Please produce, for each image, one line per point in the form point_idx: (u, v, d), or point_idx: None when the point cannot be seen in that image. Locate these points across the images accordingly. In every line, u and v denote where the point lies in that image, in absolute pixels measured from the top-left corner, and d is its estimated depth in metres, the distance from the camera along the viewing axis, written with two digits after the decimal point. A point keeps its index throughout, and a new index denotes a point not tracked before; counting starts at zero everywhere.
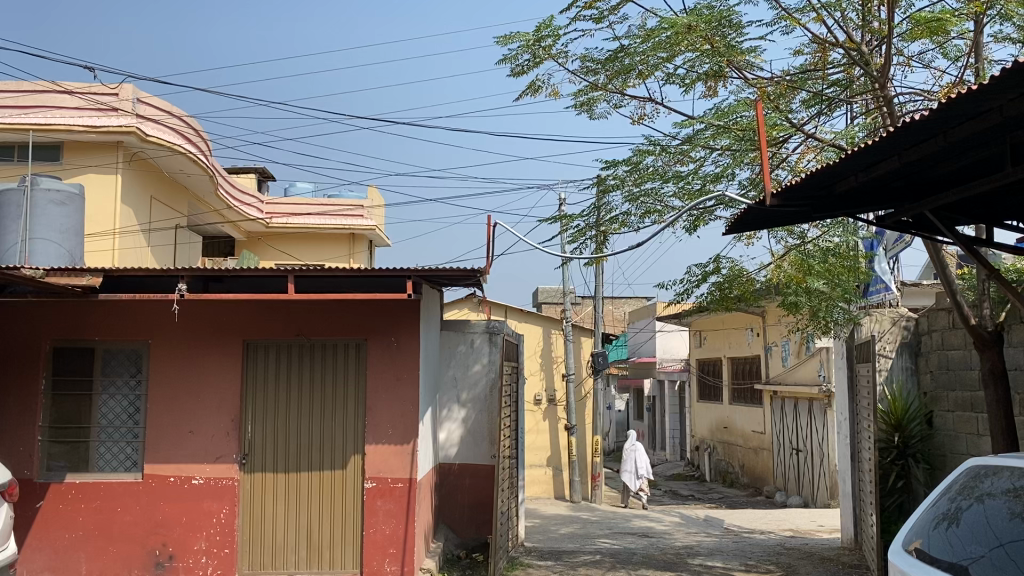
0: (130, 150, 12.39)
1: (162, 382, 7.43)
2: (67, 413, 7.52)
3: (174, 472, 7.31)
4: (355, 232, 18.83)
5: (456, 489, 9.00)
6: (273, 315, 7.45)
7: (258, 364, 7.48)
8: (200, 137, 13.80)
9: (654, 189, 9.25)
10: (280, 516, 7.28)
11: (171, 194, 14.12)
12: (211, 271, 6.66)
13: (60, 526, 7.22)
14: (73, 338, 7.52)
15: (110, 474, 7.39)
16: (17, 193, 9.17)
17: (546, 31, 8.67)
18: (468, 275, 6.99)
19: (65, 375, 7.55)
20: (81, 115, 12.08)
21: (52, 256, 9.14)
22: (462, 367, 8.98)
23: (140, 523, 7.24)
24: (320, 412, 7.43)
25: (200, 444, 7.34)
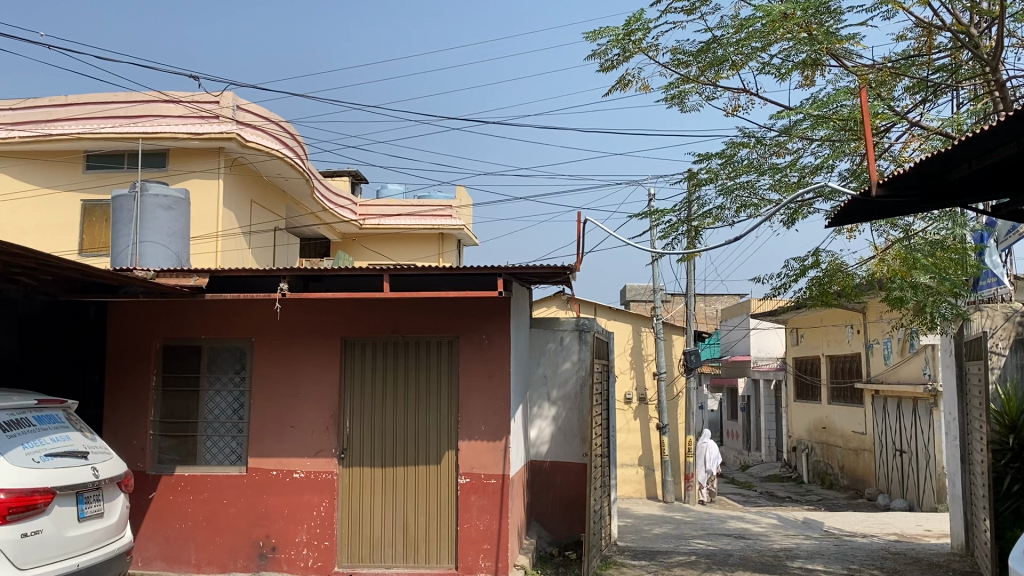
0: (231, 155, 12.86)
1: (264, 378, 7.68)
2: (177, 408, 7.88)
3: (276, 465, 7.53)
4: (444, 232, 19.09)
5: (547, 486, 9.02)
6: (369, 313, 7.63)
7: (355, 362, 7.65)
8: (296, 141, 14.24)
9: (749, 182, 9.03)
10: (377, 510, 7.42)
11: (269, 198, 14.60)
12: (310, 270, 6.83)
13: (171, 517, 7.55)
14: (181, 338, 7.87)
15: (216, 467, 7.68)
16: (129, 199, 9.67)
17: (636, 25, 8.58)
18: (558, 273, 7.01)
19: (174, 372, 7.92)
20: (186, 123, 12.61)
21: (161, 258, 9.56)
22: (552, 365, 8.98)
23: (245, 515, 7.49)
24: (414, 409, 7.54)
25: (300, 438, 7.55)
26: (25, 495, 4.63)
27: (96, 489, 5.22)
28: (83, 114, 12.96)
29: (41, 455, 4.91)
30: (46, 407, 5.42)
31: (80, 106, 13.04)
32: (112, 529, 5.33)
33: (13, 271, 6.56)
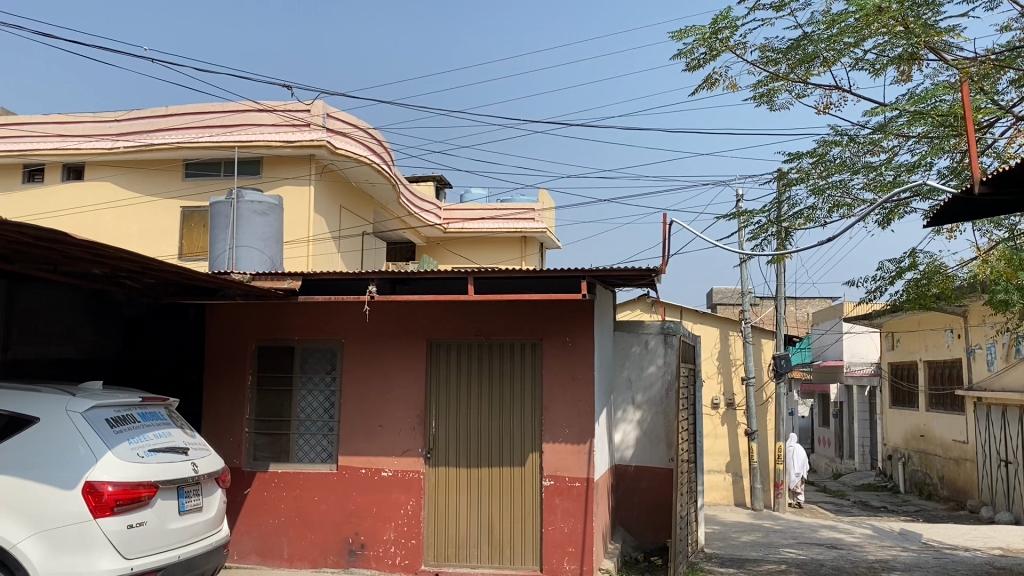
0: (321, 162, 13.22)
1: (353, 378, 7.86)
2: (271, 407, 8.14)
3: (365, 464, 7.69)
4: (527, 235, 19.14)
5: (632, 491, 8.93)
6: (455, 315, 7.72)
7: (441, 363, 7.76)
8: (383, 147, 14.54)
9: (842, 181, 8.78)
10: (463, 511, 7.49)
11: (357, 203, 14.94)
12: (397, 273, 6.96)
13: (265, 512, 7.80)
14: (274, 339, 8.12)
15: (308, 465, 7.89)
16: (226, 205, 10.06)
17: (723, 23, 8.45)
18: (643, 275, 6.93)
19: (268, 372, 8.18)
20: (279, 131, 13.01)
21: (256, 262, 9.90)
22: (637, 368, 8.91)
23: (335, 512, 7.67)
24: (499, 410, 7.60)
25: (388, 437, 7.70)
26: (131, 488, 4.86)
27: (196, 485, 5.44)
28: (183, 124, 13.53)
29: (145, 450, 5.15)
30: (150, 404, 5.68)
31: (179, 117, 13.62)
32: (211, 523, 5.54)
33: (119, 275, 6.90)
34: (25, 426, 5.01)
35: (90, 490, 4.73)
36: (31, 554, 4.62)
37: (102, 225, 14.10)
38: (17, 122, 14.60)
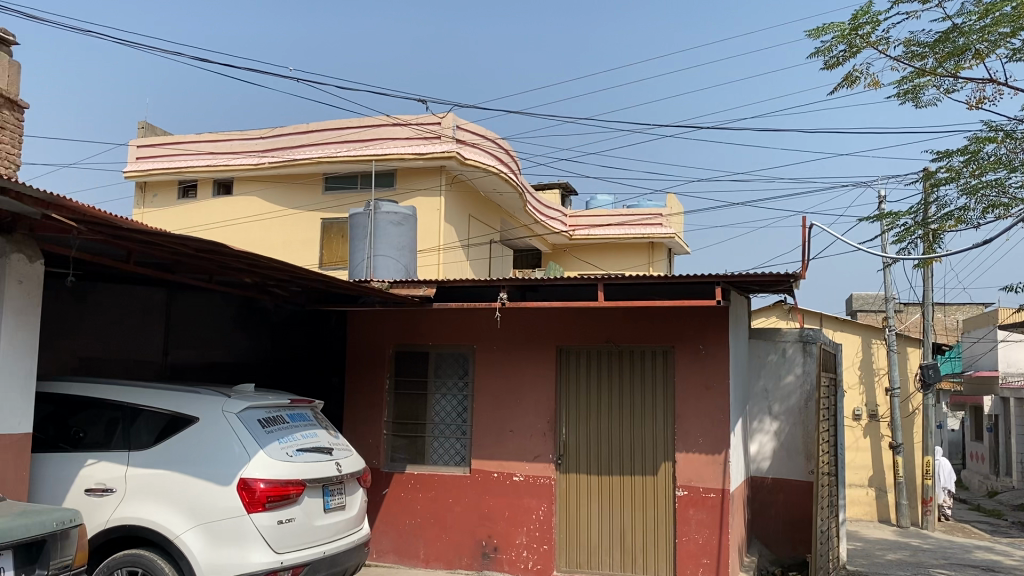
0: (452, 173, 13.54)
1: (486, 383, 8.00)
2: (407, 410, 8.39)
3: (497, 468, 7.81)
4: (655, 241, 18.94)
5: (769, 504, 8.66)
6: (586, 321, 7.74)
7: (572, 369, 7.80)
8: (511, 156, 14.76)
9: (997, 180, 8.24)
10: (595, 518, 7.49)
11: (485, 212, 15.22)
12: (527, 280, 7.04)
13: (403, 513, 8.04)
14: (409, 344, 8.37)
15: (442, 467, 8.09)
16: (364, 216, 10.47)
17: (864, 18, 8.12)
18: (781, 281, 6.72)
19: (404, 375, 8.45)
20: (412, 144, 13.41)
21: (392, 270, 10.22)
22: (774, 377, 8.68)
23: (469, 515, 7.82)
24: (631, 417, 7.55)
25: (519, 442, 7.80)
26: (280, 485, 5.12)
27: (339, 483, 5.68)
28: (323, 140, 14.16)
29: (293, 449, 5.43)
30: (298, 406, 5.98)
31: (319, 133, 14.26)
32: (353, 521, 5.77)
33: (268, 283, 7.28)
34: (186, 425, 5.37)
35: (244, 487, 5.02)
36: (191, 545, 4.94)
37: (249, 236, 14.95)
38: (175, 142, 15.67)
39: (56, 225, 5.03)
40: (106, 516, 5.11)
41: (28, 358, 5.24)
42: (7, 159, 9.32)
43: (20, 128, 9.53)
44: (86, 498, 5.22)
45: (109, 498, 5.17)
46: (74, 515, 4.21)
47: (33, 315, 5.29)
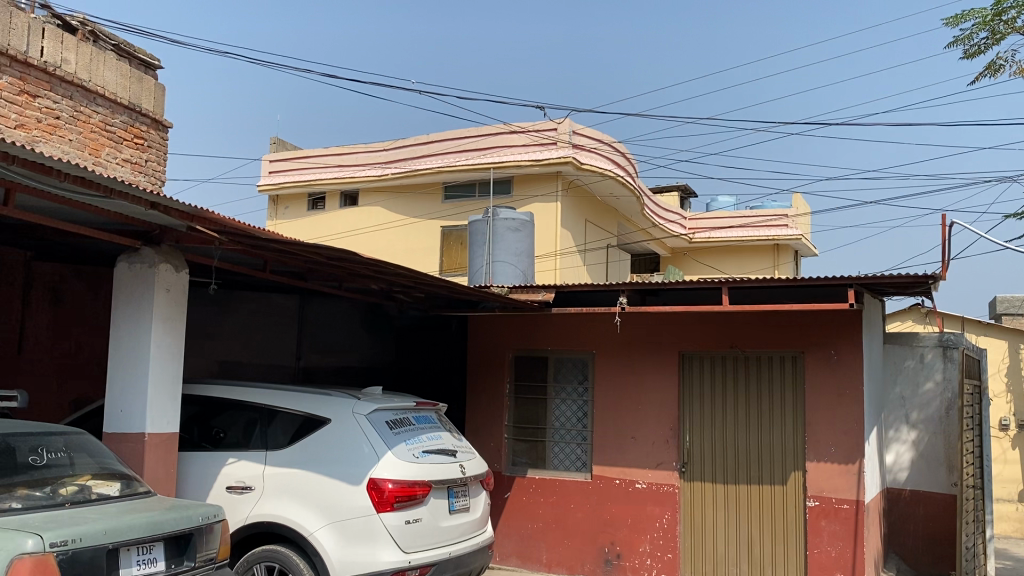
0: (568, 178, 13.56)
1: (607, 388, 7.96)
2: (528, 415, 8.42)
3: (619, 474, 7.75)
4: (780, 242, 18.39)
5: (907, 518, 8.21)
6: (708, 326, 7.58)
7: (695, 374, 7.66)
8: (628, 159, 14.64)
9: None
10: (721, 528, 7.31)
11: (602, 216, 15.17)
12: (647, 284, 6.94)
13: (525, 517, 8.09)
14: (529, 348, 8.41)
15: (563, 472, 8.09)
16: (483, 223, 10.62)
17: (1008, 3, 7.64)
18: (919, 283, 6.37)
19: (524, 380, 8.49)
20: (529, 151, 13.50)
21: (510, 276, 10.33)
22: (911, 384, 8.25)
23: (590, 521, 7.79)
24: (757, 424, 7.34)
25: (641, 449, 7.71)
26: (408, 485, 5.24)
27: (464, 485, 5.76)
28: (443, 149, 14.46)
29: (419, 451, 5.56)
30: (423, 409, 6.11)
31: (439, 143, 14.56)
32: (478, 523, 5.83)
33: (393, 289, 7.49)
34: (318, 426, 5.59)
35: (373, 486, 5.16)
36: (325, 543, 5.12)
37: (374, 245, 15.43)
38: (303, 156, 16.35)
39: (201, 236, 5.34)
40: (246, 513, 5.37)
41: (176, 361, 5.58)
42: (154, 176, 9.98)
43: (166, 146, 10.18)
44: (228, 495, 5.51)
45: (248, 495, 5.43)
46: (217, 511, 4.43)
47: (179, 320, 5.62)
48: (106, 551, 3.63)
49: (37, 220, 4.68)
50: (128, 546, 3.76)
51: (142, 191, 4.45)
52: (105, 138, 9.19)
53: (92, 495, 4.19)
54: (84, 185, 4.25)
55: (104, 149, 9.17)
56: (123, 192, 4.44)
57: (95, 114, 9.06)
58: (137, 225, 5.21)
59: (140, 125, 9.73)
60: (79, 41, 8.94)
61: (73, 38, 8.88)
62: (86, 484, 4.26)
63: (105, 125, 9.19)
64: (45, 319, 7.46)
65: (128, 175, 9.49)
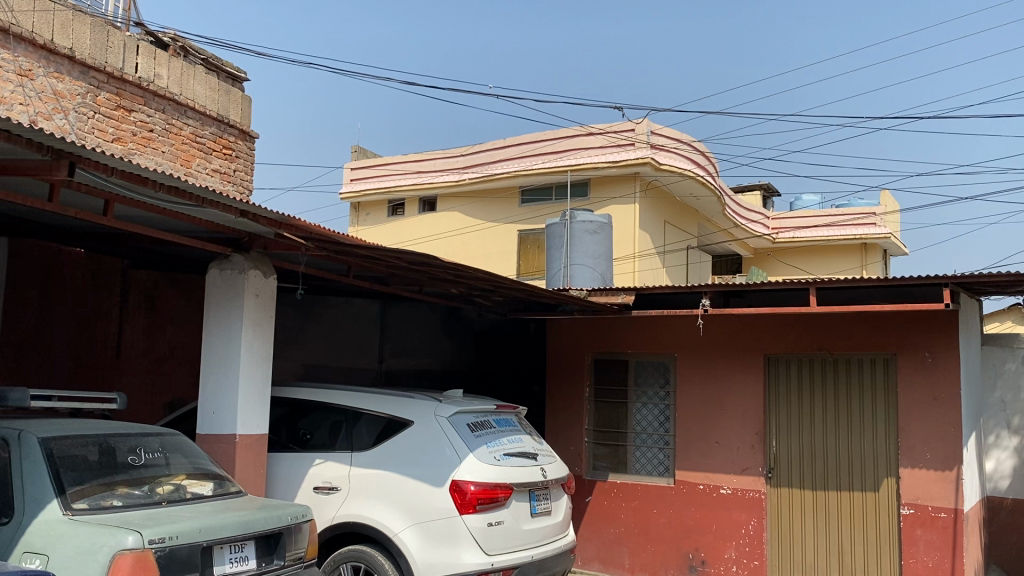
0: (646, 179, 13.44)
1: (690, 392, 7.84)
2: (609, 418, 8.35)
3: (703, 479, 7.62)
4: (868, 241, 17.82)
5: (1009, 528, 7.83)
6: (794, 328, 7.40)
7: (781, 377, 7.47)
8: (708, 159, 14.41)
9: None
10: (810, 535, 7.12)
11: (681, 217, 14.96)
12: (730, 286, 6.81)
13: (607, 522, 8.02)
14: (609, 352, 8.34)
15: (646, 477, 7.99)
16: (561, 226, 10.60)
17: None
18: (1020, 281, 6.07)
19: (604, 384, 8.42)
20: (606, 153, 13.42)
21: (589, 279, 10.28)
22: (1013, 389, 7.88)
23: (673, 526, 7.67)
24: (847, 429, 7.12)
25: (727, 454, 7.56)
26: (490, 488, 5.26)
27: (545, 489, 5.74)
28: (520, 153, 14.51)
29: (501, 454, 5.58)
30: (503, 412, 6.13)
31: (516, 146, 14.60)
32: (559, 527, 5.81)
33: (472, 293, 7.53)
34: (401, 428, 5.66)
35: (455, 488, 5.20)
36: (409, 543, 5.17)
37: (452, 249, 15.57)
38: (383, 163, 16.64)
39: (287, 243, 5.49)
40: (332, 513, 5.48)
41: (265, 365, 5.73)
42: (242, 185, 10.30)
43: (252, 156, 10.50)
44: (315, 495, 5.63)
45: (335, 495, 5.54)
46: (305, 511, 4.53)
47: (268, 325, 5.78)
48: (200, 549, 3.75)
49: (134, 229, 4.88)
50: (221, 544, 3.87)
51: (232, 200, 4.59)
52: (195, 150, 9.52)
53: (187, 494, 4.34)
54: (177, 195, 4.41)
55: (195, 160, 9.51)
56: (214, 201, 4.59)
57: (186, 127, 9.41)
58: (227, 232, 5.39)
59: (228, 136, 10.06)
60: (171, 56, 9.29)
61: (166, 54, 9.24)
62: (181, 483, 4.41)
63: (195, 137, 9.53)
64: (141, 325, 7.76)
65: (217, 185, 9.81)
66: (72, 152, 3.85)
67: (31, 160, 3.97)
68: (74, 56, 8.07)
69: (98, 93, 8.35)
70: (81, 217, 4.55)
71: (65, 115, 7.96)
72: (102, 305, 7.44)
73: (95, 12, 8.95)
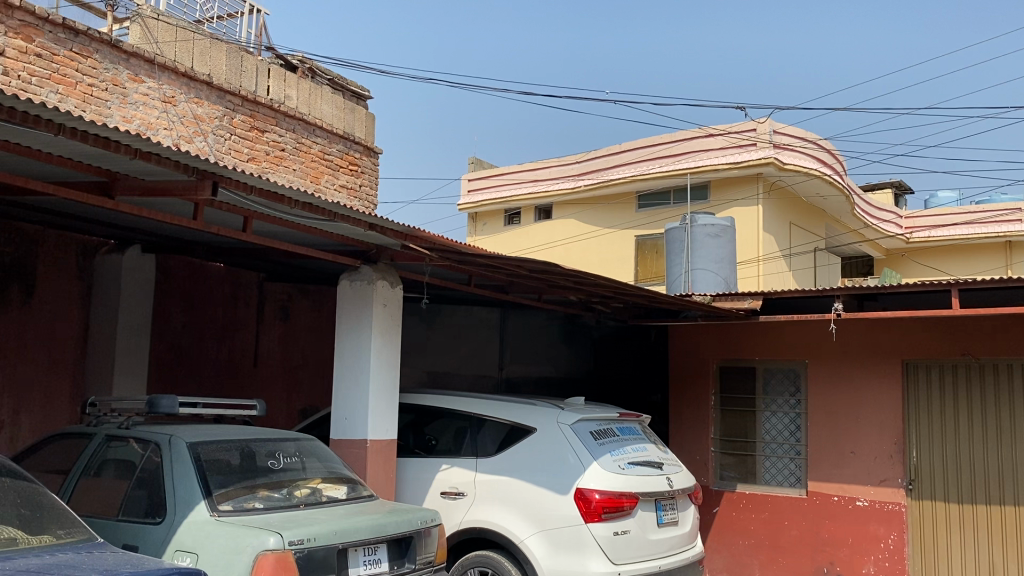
0: (769, 180, 13.07)
1: (822, 399, 7.55)
2: (736, 427, 8.13)
3: (838, 491, 7.32)
4: (1013, 239, 16.70)
5: None
6: (934, 331, 7.00)
7: (921, 384, 7.09)
8: (835, 158, 13.88)
9: None
10: (957, 551, 6.70)
11: (807, 219, 14.46)
12: (863, 289, 6.52)
13: (736, 533, 7.82)
14: (735, 359, 8.13)
15: (776, 488, 7.75)
16: (681, 230, 10.42)
17: None
18: None
19: (730, 392, 8.20)
20: (726, 154, 13.14)
21: (711, 284, 10.07)
22: None
23: (806, 539, 7.39)
24: (996, 439, 6.68)
25: (863, 465, 7.24)
26: (615, 497, 5.21)
27: (672, 499, 5.64)
28: (637, 158, 14.38)
29: (625, 462, 5.52)
30: (627, 420, 6.08)
31: (633, 151, 14.49)
32: (687, 537, 5.69)
33: (592, 300, 7.51)
34: (525, 435, 5.70)
35: (581, 496, 5.18)
36: (535, 550, 5.19)
37: (570, 257, 15.58)
38: (500, 173, 16.84)
39: (412, 253, 5.63)
40: (460, 518, 5.56)
41: (393, 373, 5.89)
42: (367, 200, 10.64)
43: (377, 171, 10.84)
44: (443, 500, 5.73)
45: (461, 501, 5.62)
46: (434, 515, 4.62)
47: (395, 334, 5.95)
48: (336, 551, 3.89)
49: (271, 244, 5.12)
50: (355, 546, 4.00)
51: (361, 214, 4.77)
52: (324, 167, 9.92)
53: (322, 497, 4.50)
54: (310, 210, 4.60)
55: (323, 177, 9.91)
56: (344, 215, 4.77)
57: (315, 145, 9.81)
58: (356, 245, 5.59)
59: (354, 153, 10.42)
60: (299, 78, 9.72)
61: (295, 76, 9.68)
62: (317, 487, 4.58)
63: (323, 154, 9.92)
64: (277, 335, 8.17)
65: (344, 200, 10.18)
66: (215, 172, 4.08)
67: (178, 180, 4.22)
68: (212, 82, 8.56)
69: (234, 115, 8.82)
70: (223, 234, 4.80)
71: (204, 137, 8.45)
72: (240, 317, 7.84)
73: (231, 40, 9.47)
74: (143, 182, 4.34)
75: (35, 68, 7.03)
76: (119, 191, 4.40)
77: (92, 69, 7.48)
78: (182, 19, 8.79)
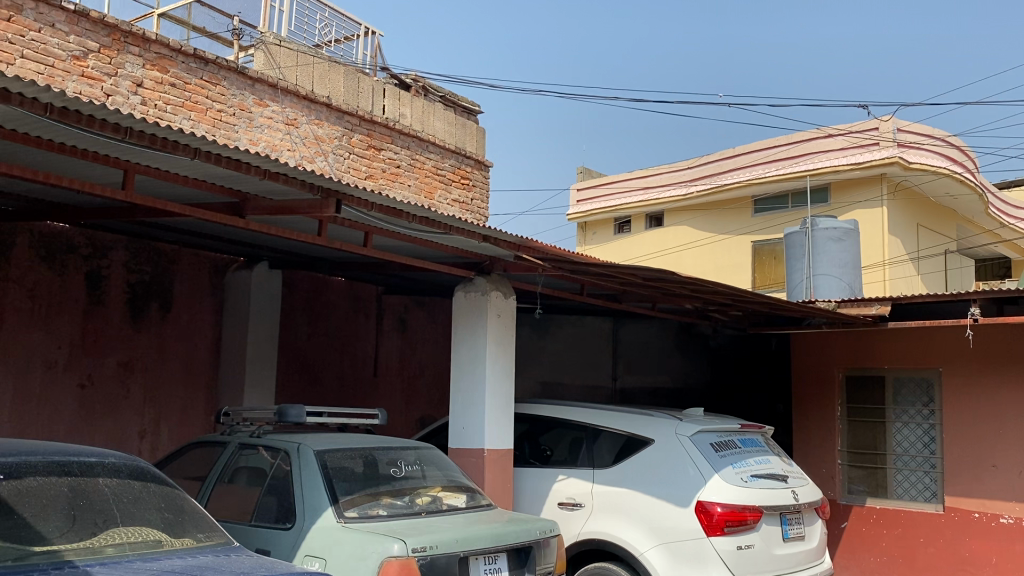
0: (894, 180, 12.50)
1: (959, 410, 7.14)
2: (864, 439, 7.79)
3: (978, 507, 6.89)
4: None
5: None
6: None
7: None
8: (966, 155, 13.15)
9: None
10: None
11: (936, 219, 13.73)
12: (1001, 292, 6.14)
13: (867, 550, 7.48)
14: (862, 368, 7.81)
15: (909, 503, 7.37)
16: (802, 235, 10.09)
17: None
18: None
19: (857, 402, 7.87)
20: (847, 155, 12.66)
21: (834, 290, 9.70)
22: None
23: (944, 557, 7.00)
24: None
25: (1006, 480, 6.79)
26: (738, 510, 5.08)
27: (798, 513, 5.45)
28: (752, 162, 14.04)
29: (748, 475, 5.38)
30: (749, 431, 5.92)
31: (747, 155, 14.15)
32: (814, 553, 5.48)
33: (708, 308, 7.37)
34: (643, 446, 5.63)
35: (702, 509, 5.07)
36: (656, 562, 5.11)
37: (682, 264, 15.34)
38: (609, 182, 16.77)
39: (526, 264, 5.67)
40: (578, 529, 5.53)
41: (509, 384, 5.94)
42: (479, 213, 10.80)
43: (488, 184, 10.98)
44: (560, 511, 5.72)
45: (579, 512, 5.59)
46: (553, 525, 4.62)
47: (510, 344, 6.00)
48: (458, 559, 3.94)
49: (390, 258, 5.26)
50: (476, 555, 4.05)
51: (476, 226, 4.84)
52: (437, 182, 10.13)
53: (443, 505, 4.58)
54: (427, 223, 4.71)
55: (437, 191, 10.12)
56: (460, 228, 4.85)
57: (428, 161, 10.04)
58: (471, 257, 5.67)
59: (466, 167, 10.60)
60: (413, 96, 9.96)
61: (408, 94, 9.93)
62: (437, 495, 4.67)
63: (436, 170, 10.14)
64: (395, 346, 8.39)
65: (457, 214, 10.36)
66: (338, 190, 4.23)
67: (304, 199, 4.40)
68: (331, 103, 8.88)
69: (352, 135, 9.12)
70: (345, 249, 4.97)
71: (325, 157, 8.78)
72: (360, 329, 8.09)
73: (348, 62, 9.82)
74: (272, 202, 4.54)
75: (171, 96, 7.50)
76: (249, 210, 4.62)
77: (221, 96, 7.91)
78: (302, 44, 9.18)
